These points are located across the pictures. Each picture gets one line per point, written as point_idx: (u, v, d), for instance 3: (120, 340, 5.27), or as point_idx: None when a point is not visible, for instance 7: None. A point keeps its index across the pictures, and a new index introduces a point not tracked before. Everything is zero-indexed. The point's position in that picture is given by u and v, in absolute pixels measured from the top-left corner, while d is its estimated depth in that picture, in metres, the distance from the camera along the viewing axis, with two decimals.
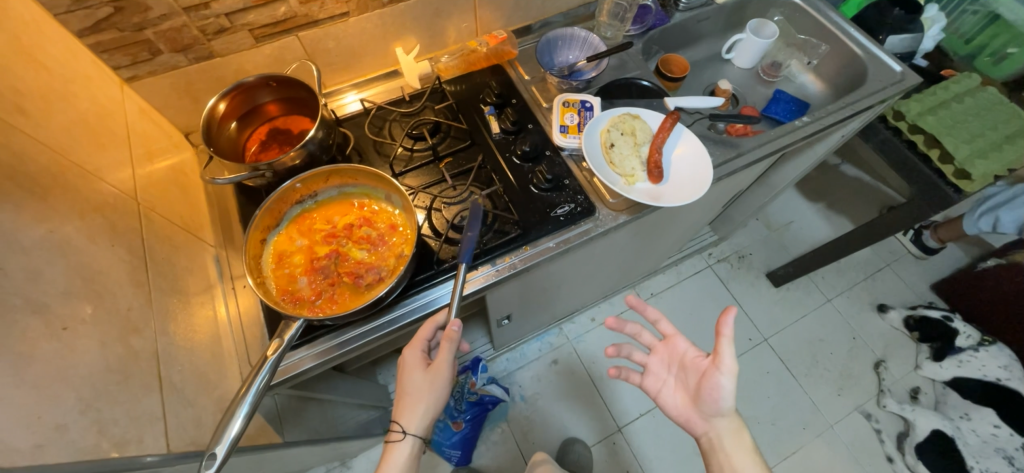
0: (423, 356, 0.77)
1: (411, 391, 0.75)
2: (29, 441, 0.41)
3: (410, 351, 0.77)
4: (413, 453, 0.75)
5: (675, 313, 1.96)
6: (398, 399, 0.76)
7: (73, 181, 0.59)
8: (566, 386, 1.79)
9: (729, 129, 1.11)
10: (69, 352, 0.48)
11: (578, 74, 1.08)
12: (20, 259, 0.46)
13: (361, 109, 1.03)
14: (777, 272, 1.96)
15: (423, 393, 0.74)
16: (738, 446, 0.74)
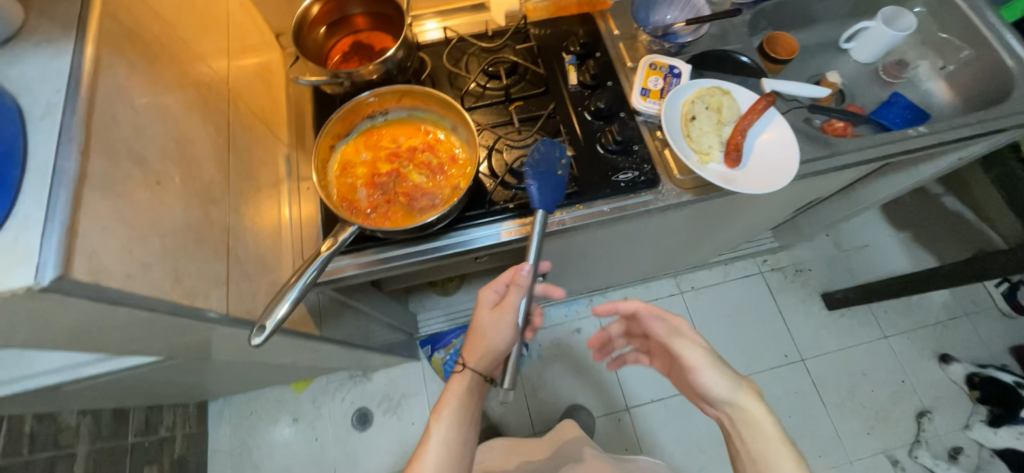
0: (495, 299, 0.81)
1: (478, 329, 0.80)
2: (121, 270, 0.44)
3: (487, 291, 0.81)
4: (473, 388, 0.82)
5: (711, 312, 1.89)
6: (468, 335, 0.82)
7: (178, 54, 0.63)
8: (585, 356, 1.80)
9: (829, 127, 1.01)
10: (161, 204, 0.52)
11: (673, 37, 1.00)
12: (130, 112, 0.50)
13: (441, 38, 1.02)
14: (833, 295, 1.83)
15: (487, 333, 0.78)
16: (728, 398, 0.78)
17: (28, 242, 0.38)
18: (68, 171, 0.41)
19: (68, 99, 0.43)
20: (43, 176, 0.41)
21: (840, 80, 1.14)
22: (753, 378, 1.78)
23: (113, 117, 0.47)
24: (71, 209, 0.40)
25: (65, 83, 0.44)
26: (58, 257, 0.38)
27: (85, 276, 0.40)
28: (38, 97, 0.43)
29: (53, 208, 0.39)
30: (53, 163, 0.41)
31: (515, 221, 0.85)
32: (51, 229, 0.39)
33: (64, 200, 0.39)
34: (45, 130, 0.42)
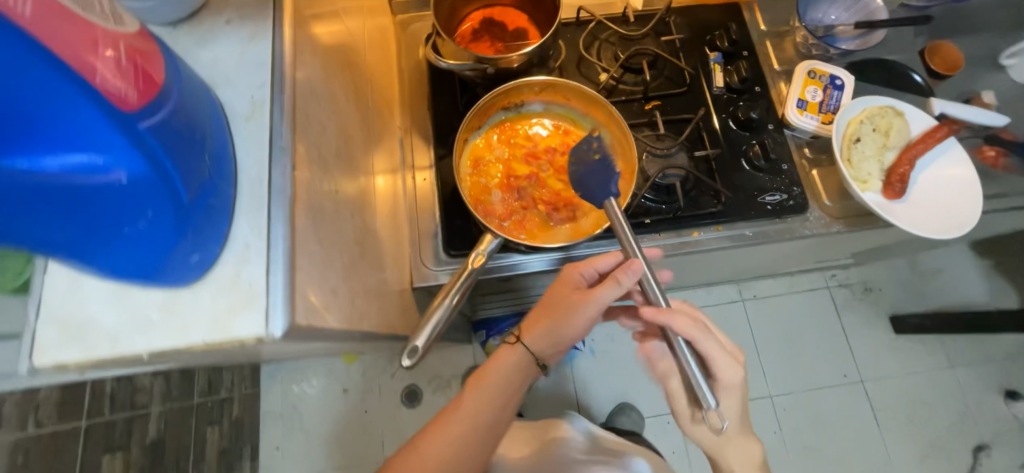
0: (583, 280, 0.64)
1: (549, 302, 0.64)
2: (323, 303, 0.39)
3: (571, 269, 0.65)
4: (522, 370, 0.65)
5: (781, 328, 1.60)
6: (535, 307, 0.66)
7: (337, 31, 0.55)
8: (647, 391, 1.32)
9: (977, 155, 0.88)
10: (338, 215, 0.46)
11: (832, 39, 0.88)
12: (317, 107, 0.43)
13: (570, 17, 0.91)
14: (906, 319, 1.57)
15: (560, 312, 0.62)
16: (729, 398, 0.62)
17: (253, 278, 0.32)
18: (283, 191, 0.34)
19: (276, 97, 0.36)
20: (257, 194, 0.34)
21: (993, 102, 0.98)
22: (812, 395, 1.53)
23: (307, 117, 0.40)
24: (290, 239, 0.33)
25: (268, 76, 0.37)
26: (286, 301, 0.32)
27: (303, 320, 0.34)
28: (240, 91, 0.36)
29: (277, 239, 0.33)
30: (269, 180, 0.34)
31: (649, 238, 0.78)
32: (275, 263, 0.33)
33: (284, 228, 0.33)
34: (254, 136, 0.35)
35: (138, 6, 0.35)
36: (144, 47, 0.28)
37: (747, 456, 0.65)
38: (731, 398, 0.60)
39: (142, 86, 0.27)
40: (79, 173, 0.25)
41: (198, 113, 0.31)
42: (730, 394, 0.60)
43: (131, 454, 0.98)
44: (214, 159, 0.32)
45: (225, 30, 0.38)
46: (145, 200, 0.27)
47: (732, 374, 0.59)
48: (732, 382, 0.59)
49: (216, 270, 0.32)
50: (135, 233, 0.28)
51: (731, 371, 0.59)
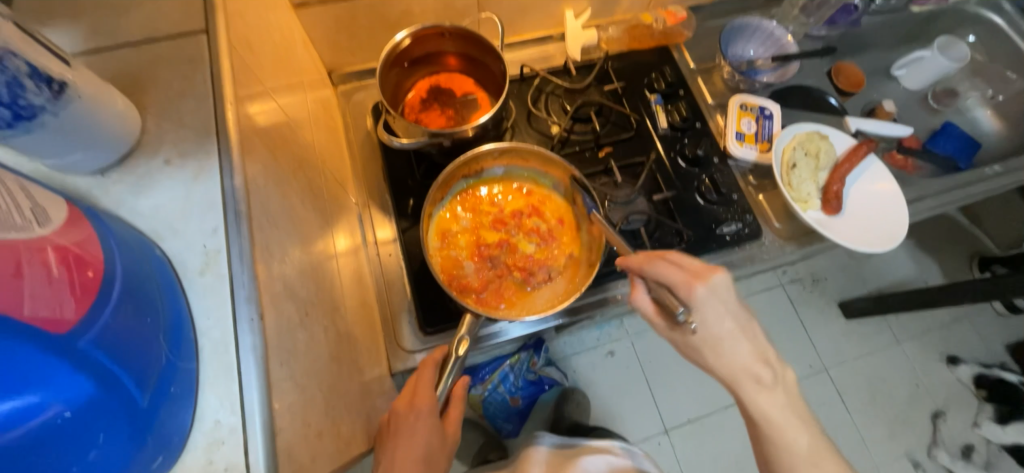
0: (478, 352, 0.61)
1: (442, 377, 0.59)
2: (309, 456, 0.35)
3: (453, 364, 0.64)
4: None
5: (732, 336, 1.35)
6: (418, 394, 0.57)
7: (285, 133, 0.52)
8: (622, 413, 1.19)
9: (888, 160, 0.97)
10: (312, 340, 0.42)
11: (754, 73, 0.95)
12: (276, 232, 0.40)
13: (515, 73, 0.92)
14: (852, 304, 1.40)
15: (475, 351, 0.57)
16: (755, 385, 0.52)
17: (228, 462, 0.28)
18: (253, 351, 0.30)
19: (233, 243, 0.33)
20: (224, 359, 0.30)
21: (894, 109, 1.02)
22: None
23: (267, 249, 0.37)
24: (268, 405, 0.30)
25: (220, 219, 0.34)
26: None
27: None
28: (190, 241, 0.33)
29: (251, 409, 0.29)
30: (234, 339, 0.31)
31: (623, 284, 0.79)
32: (254, 439, 0.29)
33: (259, 395, 0.30)
34: (212, 291, 0.32)
35: (59, 162, 0.31)
36: (77, 238, 0.25)
37: (759, 383, 0.52)
38: (713, 316, 0.51)
39: (80, 295, 0.23)
40: (6, 426, 0.20)
41: (147, 285, 0.27)
42: (710, 310, 0.50)
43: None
44: (169, 334, 0.28)
45: (164, 172, 0.35)
46: (96, 425, 0.23)
47: (693, 290, 0.50)
48: (706, 297, 0.50)
49: (183, 460, 0.28)
50: (88, 465, 0.23)
51: (691, 289, 0.50)
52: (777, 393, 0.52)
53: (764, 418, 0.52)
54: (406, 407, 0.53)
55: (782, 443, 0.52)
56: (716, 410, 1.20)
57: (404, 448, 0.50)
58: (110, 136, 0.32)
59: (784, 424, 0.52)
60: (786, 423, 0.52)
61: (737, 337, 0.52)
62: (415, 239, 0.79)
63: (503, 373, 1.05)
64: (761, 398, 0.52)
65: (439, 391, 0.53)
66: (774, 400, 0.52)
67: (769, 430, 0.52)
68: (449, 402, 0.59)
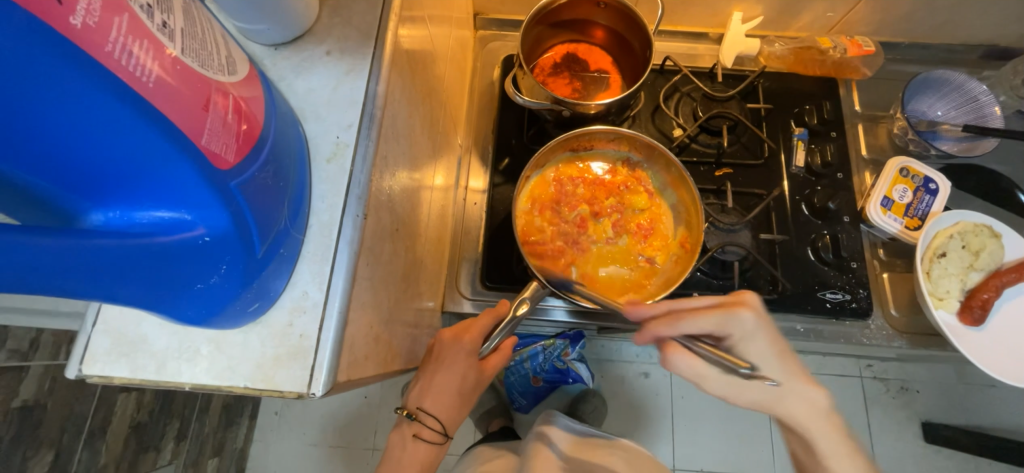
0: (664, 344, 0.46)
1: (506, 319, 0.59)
2: (365, 353, 0.38)
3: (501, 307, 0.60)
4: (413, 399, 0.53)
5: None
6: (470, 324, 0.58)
7: (424, 57, 0.53)
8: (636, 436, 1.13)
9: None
10: (394, 256, 0.45)
11: (933, 137, 0.81)
12: (395, 146, 0.42)
13: (656, 64, 0.87)
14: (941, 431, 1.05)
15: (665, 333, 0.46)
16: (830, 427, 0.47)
17: (305, 331, 0.31)
18: (351, 244, 0.33)
19: (361, 143, 0.35)
20: (324, 241, 0.33)
21: None
22: None
23: (385, 157, 0.39)
24: (348, 293, 0.32)
25: (357, 117, 0.36)
26: (333, 361, 0.31)
27: (343, 377, 0.33)
28: (327, 128, 0.36)
29: (334, 292, 0.32)
30: (338, 228, 0.33)
31: None
32: (329, 319, 0.31)
33: (344, 281, 0.32)
34: (334, 179, 0.34)
35: (246, 26, 0.35)
36: (250, 95, 0.27)
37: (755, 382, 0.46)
38: (759, 351, 0.45)
39: (241, 143, 0.25)
40: (163, 230, 0.23)
41: (287, 156, 0.30)
42: (757, 347, 0.45)
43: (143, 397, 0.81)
44: (292, 203, 0.31)
45: (324, 61, 0.38)
46: (223, 255, 0.26)
47: (740, 320, 0.44)
48: (750, 330, 0.45)
49: (270, 314, 0.31)
50: (208, 286, 0.26)
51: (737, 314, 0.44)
52: (828, 417, 0.48)
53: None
54: (452, 337, 0.53)
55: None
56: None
57: (439, 379, 0.52)
58: (292, 15, 0.36)
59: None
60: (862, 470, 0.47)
61: (769, 349, 0.45)
62: (502, 197, 0.80)
63: (534, 352, 1.04)
64: (796, 408, 0.47)
65: (486, 346, 0.51)
66: (828, 424, 0.48)
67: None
68: (494, 351, 0.57)
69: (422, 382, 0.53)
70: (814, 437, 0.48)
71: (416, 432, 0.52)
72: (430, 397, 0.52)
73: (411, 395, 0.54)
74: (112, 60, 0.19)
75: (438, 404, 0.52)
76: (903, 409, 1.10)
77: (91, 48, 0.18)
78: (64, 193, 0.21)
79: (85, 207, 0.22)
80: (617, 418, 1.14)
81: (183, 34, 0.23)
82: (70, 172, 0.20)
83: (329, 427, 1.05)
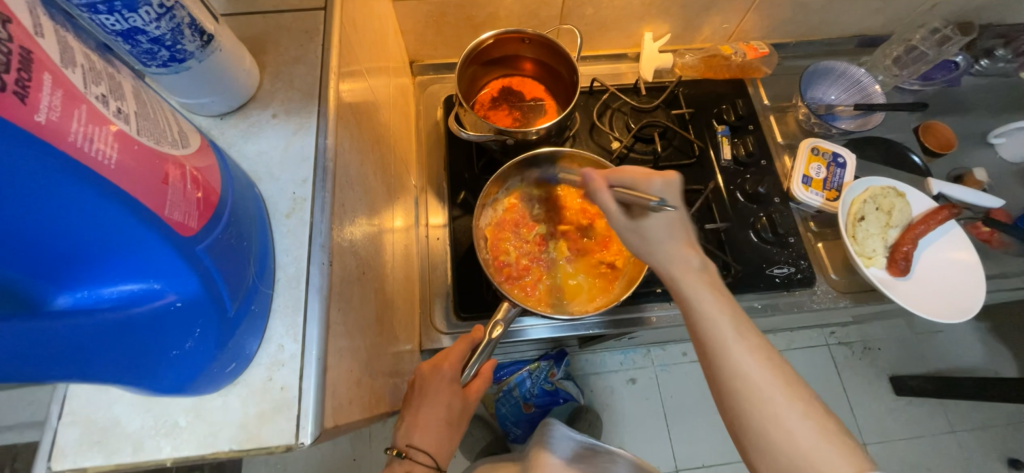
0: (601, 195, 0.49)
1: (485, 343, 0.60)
2: (349, 398, 0.38)
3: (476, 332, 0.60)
4: (400, 442, 0.52)
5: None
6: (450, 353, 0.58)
7: (368, 108, 0.56)
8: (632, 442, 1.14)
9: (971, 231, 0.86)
10: (365, 298, 0.46)
11: (832, 118, 0.92)
12: (352, 193, 0.44)
13: (585, 86, 0.94)
14: (904, 382, 1.12)
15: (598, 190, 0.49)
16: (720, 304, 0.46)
17: (285, 383, 0.32)
18: (320, 292, 0.34)
19: (317, 194, 0.37)
20: (294, 292, 0.34)
21: (988, 179, 0.91)
22: None
23: (344, 205, 0.41)
24: (324, 338, 0.33)
25: (310, 171, 0.38)
26: (318, 408, 0.32)
27: (330, 423, 0.34)
28: (283, 187, 0.37)
29: (310, 339, 0.33)
30: (306, 280, 0.34)
31: (659, 307, 0.78)
32: (308, 368, 0.32)
33: (318, 328, 0.33)
34: (295, 233, 0.36)
35: (191, 102, 0.37)
36: (204, 164, 0.29)
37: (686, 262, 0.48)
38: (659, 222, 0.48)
39: (202, 210, 0.27)
40: (132, 302, 0.24)
41: (247, 216, 0.32)
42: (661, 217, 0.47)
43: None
44: (258, 260, 0.32)
45: (271, 124, 0.40)
46: (195, 319, 0.26)
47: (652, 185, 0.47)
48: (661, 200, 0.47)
49: (248, 373, 0.32)
50: (183, 351, 0.26)
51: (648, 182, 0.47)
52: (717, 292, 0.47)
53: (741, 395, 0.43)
54: (431, 368, 0.54)
55: (759, 398, 0.42)
56: (733, 463, 1.12)
57: (426, 413, 0.52)
58: (234, 86, 0.38)
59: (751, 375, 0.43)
60: (794, 407, 0.41)
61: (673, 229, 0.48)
62: (463, 229, 0.82)
63: (521, 378, 1.06)
64: (720, 324, 0.45)
65: (466, 373, 0.53)
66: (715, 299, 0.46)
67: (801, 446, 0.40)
68: (475, 376, 0.58)
69: (407, 418, 0.53)
70: (733, 351, 0.43)
71: (408, 470, 0.51)
72: (418, 432, 0.52)
73: (400, 438, 0.53)
74: (76, 148, 0.20)
75: (427, 437, 0.52)
76: (867, 368, 1.17)
77: (53, 139, 0.20)
78: (28, 280, 0.21)
79: (50, 292, 0.22)
80: (610, 427, 1.14)
81: (136, 116, 0.25)
82: (36, 258, 0.21)
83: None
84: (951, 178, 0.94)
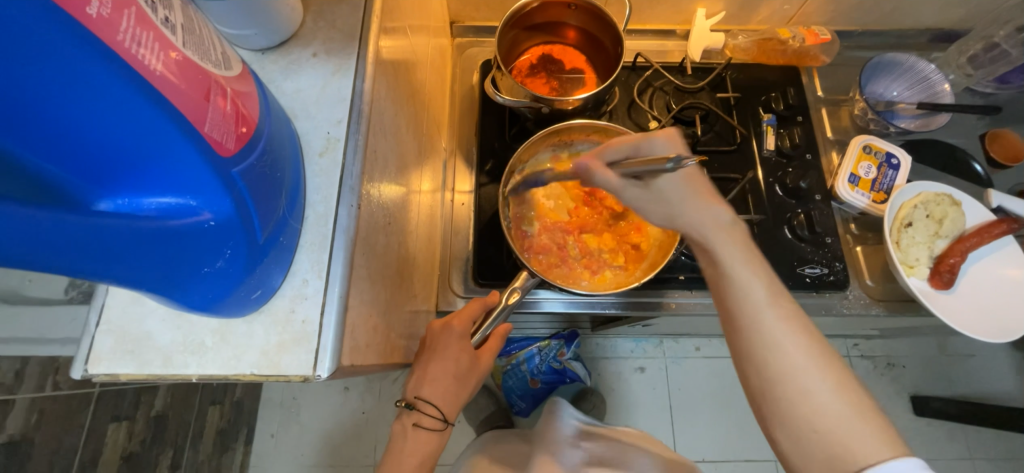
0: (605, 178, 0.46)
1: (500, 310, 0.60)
2: (365, 340, 0.39)
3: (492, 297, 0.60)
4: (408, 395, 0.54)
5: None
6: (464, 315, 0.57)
7: (406, 61, 0.56)
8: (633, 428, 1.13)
9: None
10: (388, 249, 0.46)
11: (892, 116, 0.86)
12: (384, 141, 0.43)
13: (628, 62, 0.91)
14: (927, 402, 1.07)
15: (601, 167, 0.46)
16: (733, 244, 0.44)
17: (306, 316, 0.32)
18: (347, 232, 0.34)
19: (350, 136, 0.37)
20: (321, 231, 0.34)
21: None
22: None
23: (375, 152, 0.41)
24: (348, 277, 0.33)
25: (345, 113, 0.38)
26: (335, 343, 0.32)
27: (346, 360, 0.34)
28: (318, 126, 0.37)
29: (333, 276, 0.33)
30: (333, 219, 0.35)
31: (678, 295, 0.76)
32: (330, 304, 0.33)
33: (342, 266, 0.33)
34: (326, 172, 0.36)
35: (234, 33, 0.37)
36: (246, 89, 0.29)
37: (712, 212, 0.45)
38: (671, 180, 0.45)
39: (240, 134, 0.27)
40: (170, 215, 0.24)
41: (281, 149, 0.32)
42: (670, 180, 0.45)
43: (134, 425, 0.80)
44: (289, 194, 0.32)
45: (311, 62, 0.39)
46: (227, 240, 0.27)
47: (654, 144, 0.43)
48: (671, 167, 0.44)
49: (273, 302, 0.33)
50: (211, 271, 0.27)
51: (648, 143, 0.43)
52: (734, 230, 0.45)
53: (752, 334, 0.42)
54: (443, 325, 0.55)
55: (766, 336, 0.41)
56: (734, 461, 1.11)
57: (436, 367, 0.53)
58: (277, 20, 0.37)
59: (783, 349, 0.41)
60: (792, 339, 0.41)
61: (685, 187, 0.45)
62: (489, 196, 0.82)
63: (530, 354, 1.06)
64: (749, 283, 0.43)
65: (478, 334, 0.53)
66: (732, 237, 0.45)
67: (818, 398, 0.39)
68: (488, 337, 0.59)
69: (418, 372, 0.54)
70: (735, 271, 0.44)
71: (416, 421, 0.53)
72: (428, 386, 0.53)
73: (410, 390, 0.54)
74: (125, 49, 0.21)
75: (435, 392, 0.53)
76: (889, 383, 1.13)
77: (103, 35, 0.20)
78: (73, 179, 0.22)
79: (94, 195, 0.22)
80: (614, 410, 1.15)
81: (183, 29, 0.25)
82: (82, 155, 0.21)
83: (326, 446, 1.09)
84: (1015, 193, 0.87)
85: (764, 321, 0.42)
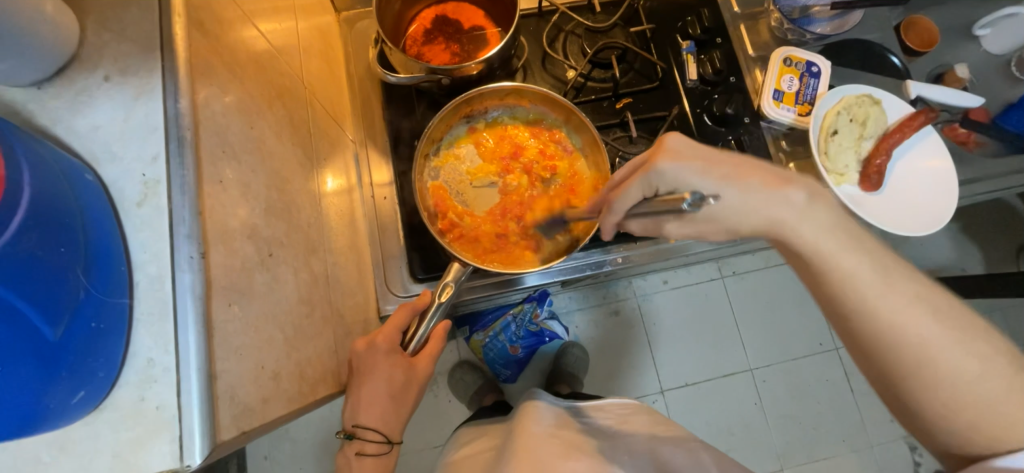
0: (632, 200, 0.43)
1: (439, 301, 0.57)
2: (259, 397, 0.34)
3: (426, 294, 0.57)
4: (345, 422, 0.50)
5: (753, 309, 1.18)
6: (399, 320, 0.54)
7: (261, 56, 0.47)
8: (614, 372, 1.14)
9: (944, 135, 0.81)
10: (277, 283, 0.40)
11: (808, 22, 0.82)
12: (235, 165, 0.37)
13: (534, 8, 0.83)
14: None
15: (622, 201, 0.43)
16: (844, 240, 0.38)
17: (161, 403, 0.28)
18: (192, 293, 0.29)
19: (174, 175, 0.30)
20: (159, 297, 0.29)
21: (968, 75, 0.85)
22: (788, 367, 1.15)
23: (221, 182, 0.34)
24: (206, 346, 0.29)
25: (163, 146, 0.31)
26: (205, 423, 0.28)
27: (230, 433, 0.30)
28: (129, 168, 0.30)
29: (185, 349, 0.28)
30: (172, 279, 0.29)
31: (623, 248, 0.74)
32: (188, 383, 0.28)
33: (196, 335, 0.28)
34: (152, 224, 0.30)
35: None
36: None
37: (784, 201, 0.39)
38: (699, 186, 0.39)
39: None
40: None
41: (65, 213, 0.26)
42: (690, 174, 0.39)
43: None
44: (92, 264, 0.27)
45: (104, 89, 0.32)
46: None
47: (662, 166, 0.39)
48: (673, 177, 0.39)
49: (114, 395, 0.28)
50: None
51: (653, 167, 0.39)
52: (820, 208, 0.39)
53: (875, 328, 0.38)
54: (368, 345, 0.50)
55: (888, 323, 0.37)
56: (713, 381, 1.14)
57: (368, 388, 0.49)
58: (40, 46, 0.29)
59: (919, 341, 0.36)
60: (923, 324, 0.37)
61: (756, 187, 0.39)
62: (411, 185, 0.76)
63: (506, 323, 1.04)
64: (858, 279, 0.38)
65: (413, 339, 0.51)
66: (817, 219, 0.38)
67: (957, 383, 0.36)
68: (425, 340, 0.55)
69: (351, 399, 0.50)
70: (837, 261, 0.38)
71: (359, 450, 0.50)
72: (364, 411, 0.50)
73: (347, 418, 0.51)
74: None
75: (373, 415, 0.50)
76: None
77: None
78: None
79: None
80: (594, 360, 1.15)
81: None
82: None
83: None
84: (932, 79, 0.88)
85: (874, 303, 0.37)
